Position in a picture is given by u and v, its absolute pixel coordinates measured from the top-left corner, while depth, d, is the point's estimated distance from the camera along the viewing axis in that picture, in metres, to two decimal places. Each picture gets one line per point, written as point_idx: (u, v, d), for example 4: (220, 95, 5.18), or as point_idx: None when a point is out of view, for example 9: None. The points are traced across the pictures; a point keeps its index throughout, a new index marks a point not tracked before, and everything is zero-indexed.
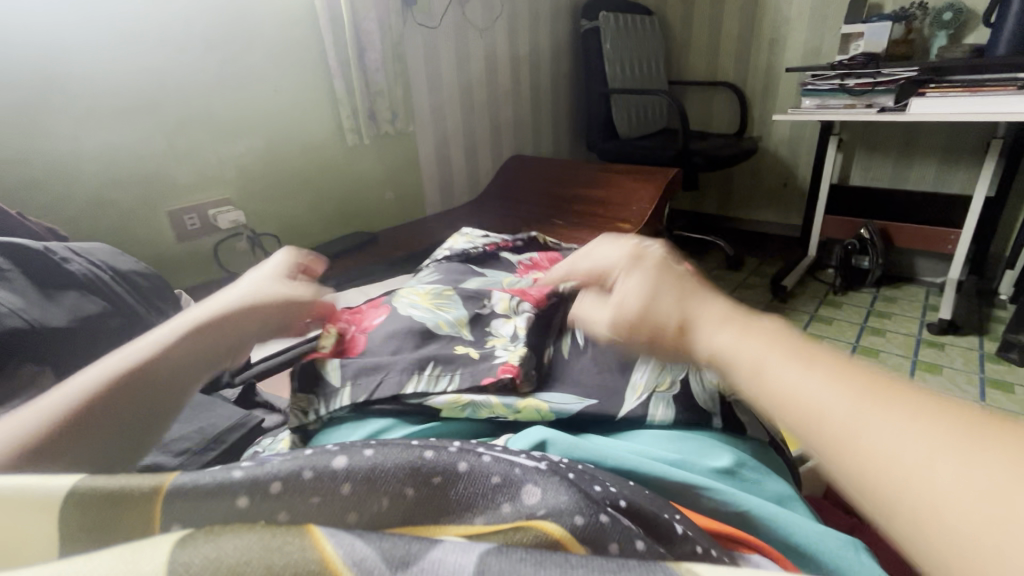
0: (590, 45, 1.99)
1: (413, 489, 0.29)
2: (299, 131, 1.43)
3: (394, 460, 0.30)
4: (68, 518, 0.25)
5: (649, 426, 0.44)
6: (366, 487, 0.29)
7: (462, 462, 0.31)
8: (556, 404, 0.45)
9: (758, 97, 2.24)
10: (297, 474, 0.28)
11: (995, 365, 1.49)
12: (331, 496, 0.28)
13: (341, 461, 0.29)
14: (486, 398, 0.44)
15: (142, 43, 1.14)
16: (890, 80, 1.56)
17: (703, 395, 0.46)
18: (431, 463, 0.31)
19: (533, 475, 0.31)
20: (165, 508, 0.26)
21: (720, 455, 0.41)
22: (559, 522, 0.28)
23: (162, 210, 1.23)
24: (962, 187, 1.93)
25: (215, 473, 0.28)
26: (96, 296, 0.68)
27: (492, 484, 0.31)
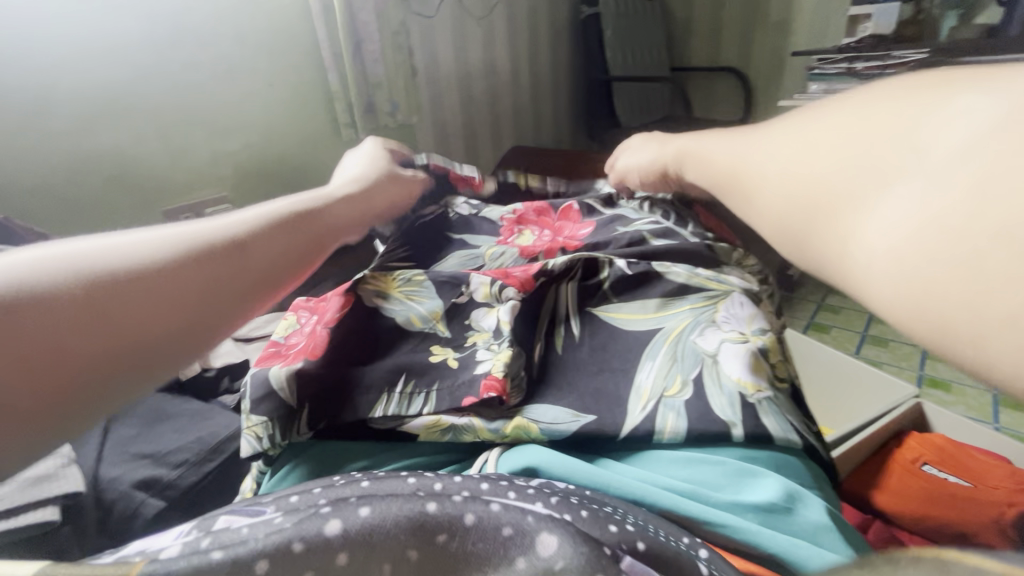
0: (590, 32, 1.95)
1: (417, 550, 0.27)
2: (296, 125, 1.40)
3: (391, 518, 0.27)
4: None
5: (659, 444, 0.40)
6: (364, 554, 0.26)
7: (469, 513, 0.29)
8: (547, 423, 0.42)
9: (763, 83, 2.20)
10: (285, 549, 0.26)
11: None
12: (327, 569, 0.26)
13: (334, 526, 0.27)
14: (468, 421, 0.42)
15: (131, 39, 1.12)
16: (900, 62, 1.51)
17: (718, 399, 0.41)
18: (435, 518, 0.28)
19: (546, 525, 0.28)
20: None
21: (746, 480, 0.37)
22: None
23: (159, 210, 1.22)
24: None
25: (189, 553, 0.25)
26: None
27: (503, 537, 0.28)
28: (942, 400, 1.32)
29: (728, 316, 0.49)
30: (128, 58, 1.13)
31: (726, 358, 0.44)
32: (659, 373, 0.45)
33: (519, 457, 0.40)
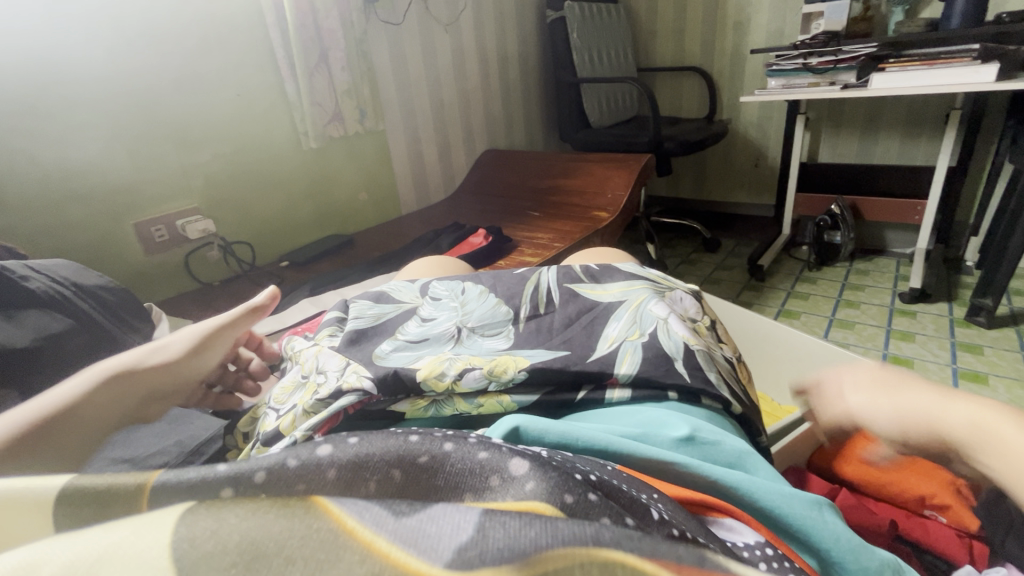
0: (556, 36, 1.99)
1: (400, 470, 0.30)
2: (263, 137, 1.40)
3: (380, 448, 0.31)
4: (60, 513, 0.26)
5: (612, 403, 0.46)
6: (352, 473, 0.29)
7: (448, 444, 0.33)
8: (518, 394, 0.46)
9: (725, 81, 2.27)
10: (282, 464, 0.29)
11: (965, 329, 1.54)
12: (317, 482, 0.28)
13: (325, 450, 0.30)
14: (449, 396, 0.45)
15: (90, 52, 1.09)
16: (852, 56, 1.59)
17: (667, 340, 0.49)
18: (417, 447, 0.32)
19: (518, 453, 0.32)
20: (151, 499, 0.27)
21: (677, 426, 0.41)
22: (547, 500, 0.29)
23: (127, 223, 1.19)
24: (924, 160, 1.98)
25: (198, 469, 0.28)
26: (59, 313, 0.65)
27: (479, 461, 0.32)
28: None
29: (676, 296, 0.56)
30: (93, 69, 1.10)
31: (675, 320, 0.51)
32: (626, 323, 0.52)
33: (500, 423, 0.40)
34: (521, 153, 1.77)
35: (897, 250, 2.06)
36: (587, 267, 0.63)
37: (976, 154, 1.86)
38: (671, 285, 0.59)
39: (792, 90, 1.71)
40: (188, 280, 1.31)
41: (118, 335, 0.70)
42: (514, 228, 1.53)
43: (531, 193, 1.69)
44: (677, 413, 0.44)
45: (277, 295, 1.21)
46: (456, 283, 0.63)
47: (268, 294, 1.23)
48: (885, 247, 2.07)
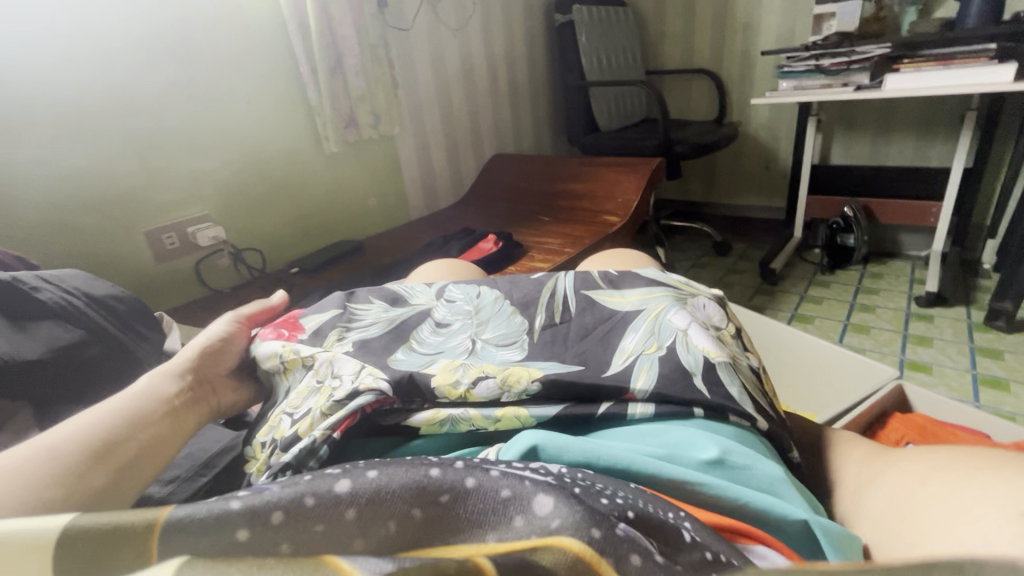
0: (564, 40, 1.98)
1: (420, 509, 0.30)
2: (274, 143, 1.41)
3: (398, 482, 0.31)
4: (63, 557, 0.25)
5: (632, 421, 0.44)
6: (370, 512, 0.30)
7: (470, 478, 0.32)
8: (536, 409, 0.44)
9: (735, 83, 2.25)
10: (299, 501, 0.29)
11: (983, 334, 1.51)
12: (335, 522, 0.29)
13: (343, 484, 0.30)
14: (464, 411, 0.44)
15: (103, 60, 1.10)
16: (865, 57, 1.57)
17: (685, 353, 0.48)
18: (437, 482, 0.31)
19: (543, 486, 0.31)
20: (161, 540, 0.26)
21: (706, 447, 0.40)
22: (575, 535, 0.28)
23: (138, 231, 1.20)
24: (939, 161, 1.95)
25: (213, 504, 0.28)
26: (70, 323, 0.65)
27: (502, 498, 0.31)
28: (924, 382, 1.35)
29: (697, 305, 0.54)
30: (104, 78, 1.11)
31: (695, 330, 0.50)
32: (644, 335, 0.51)
33: (519, 441, 0.39)
34: (530, 158, 1.76)
35: (912, 252, 2.03)
36: (605, 273, 0.61)
37: (993, 155, 1.83)
38: (692, 292, 0.57)
39: (804, 92, 1.70)
40: (198, 286, 1.32)
41: (129, 345, 0.69)
42: (523, 233, 1.52)
43: (540, 198, 1.68)
44: (705, 431, 0.42)
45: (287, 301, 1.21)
46: (472, 288, 0.62)
47: None
48: (900, 250, 2.04)
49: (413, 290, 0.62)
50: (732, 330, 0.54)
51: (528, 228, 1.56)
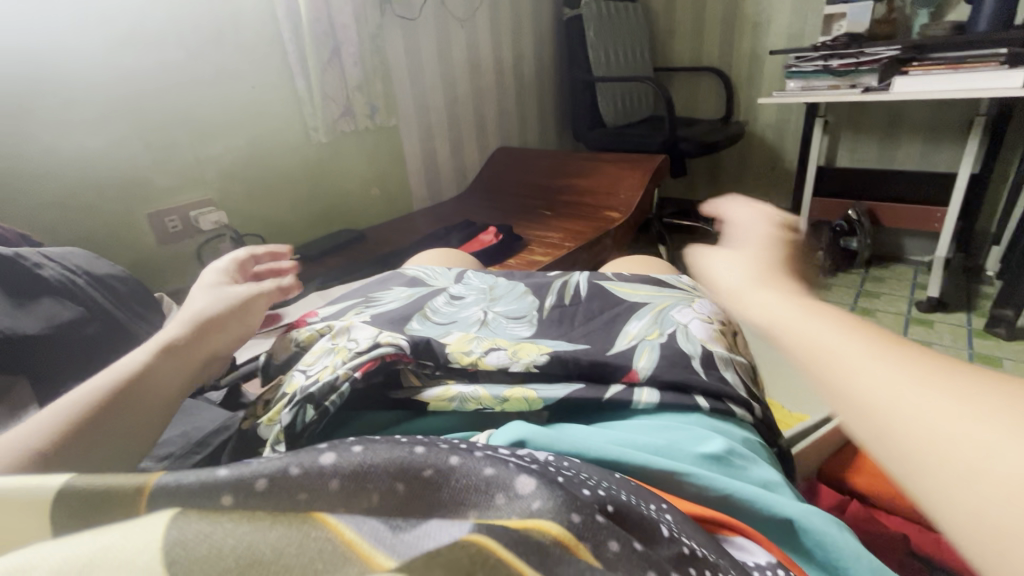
0: (572, 34, 1.97)
1: (403, 484, 0.30)
2: (278, 129, 1.41)
3: (382, 457, 0.31)
4: (58, 511, 0.27)
5: (635, 412, 0.44)
6: (354, 483, 0.30)
7: (454, 457, 0.32)
8: (546, 391, 0.44)
9: (743, 82, 2.24)
10: (283, 472, 0.29)
11: (982, 341, 1.50)
12: (318, 493, 0.29)
13: (328, 457, 0.31)
14: (474, 390, 0.44)
15: (106, 42, 1.10)
16: (873, 59, 1.55)
17: (685, 343, 0.49)
18: (422, 459, 0.31)
19: (525, 470, 0.32)
20: (149, 501, 0.27)
21: (708, 442, 0.40)
22: (556, 520, 0.28)
23: (141, 213, 1.20)
24: (946, 166, 1.94)
25: (199, 473, 0.29)
26: (71, 301, 0.66)
27: (485, 478, 0.31)
28: None
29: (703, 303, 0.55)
30: (109, 59, 1.11)
31: (695, 326, 0.51)
32: (649, 323, 0.52)
33: (506, 432, 0.40)
34: (535, 152, 1.76)
35: (915, 257, 2.02)
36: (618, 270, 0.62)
37: (1000, 161, 1.82)
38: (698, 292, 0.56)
39: (811, 92, 1.68)
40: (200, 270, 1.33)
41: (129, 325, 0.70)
42: (525, 226, 1.52)
43: (543, 192, 1.68)
44: (706, 426, 0.43)
45: None
46: (489, 278, 0.64)
47: None
48: (903, 254, 2.04)
49: (435, 274, 0.65)
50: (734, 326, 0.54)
51: (530, 221, 1.56)
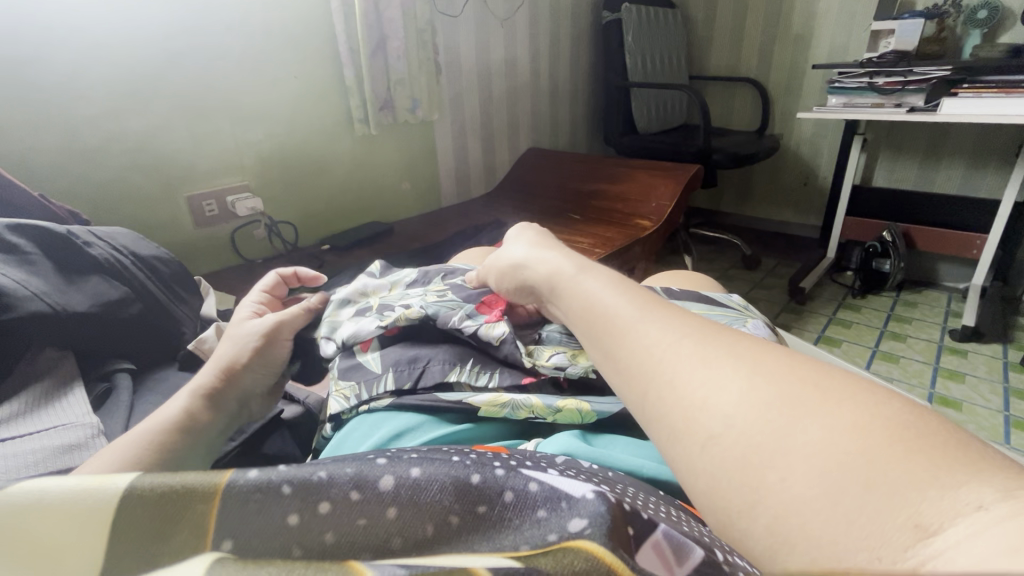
0: (610, 38, 1.95)
1: (457, 517, 0.30)
2: (317, 120, 1.42)
3: (437, 483, 0.30)
4: (120, 522, 0.26)
5: None
6: (410, 510, 0.29)
7: (508, 491, 0.31)
8: (598, 403, 0.44)
9: (780, 94, 2.20)
10: (345, 494, 0.29)
11: (1019, 374, 1.45)
12: (376, 520, 0.29)
13: (388, 480, 0.30)
14: (526, 398, 0.44)
15: (156, 25, 1.11)
16: (922, 78, 1.51)
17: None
18: (478, 490, 0.31)
19: (580, 507, 0.29)
20: (221, 507, 0.27)
21: None
22: (595, 538, 0.27)
23: (181, 195, 1.22)
24: (988, 192, 1.88)
25: (266, 476, 0.29)
26: (117, 281, 0.67)
27: (537, 518, 0.30)
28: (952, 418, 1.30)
29: (759, 325, 0.50)
30: (157, 42, 1.12)
31: None
32: None
33: (555, 443, 0.40)
34: (568, 155, 1.75)
35: (949, 283, 1.96)
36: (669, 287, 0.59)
37: None
38: (753, 314, 0.53)
39: (853, 109, 1.64)
40: (233, 255, 1.34)
41: (169, 307, 0.72)
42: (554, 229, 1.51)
43: (573, 195, 1.66)
44: None
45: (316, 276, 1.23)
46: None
47: None
48: (937, 280, 1.98)
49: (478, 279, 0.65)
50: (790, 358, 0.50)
51: (559, 224, 1.54)
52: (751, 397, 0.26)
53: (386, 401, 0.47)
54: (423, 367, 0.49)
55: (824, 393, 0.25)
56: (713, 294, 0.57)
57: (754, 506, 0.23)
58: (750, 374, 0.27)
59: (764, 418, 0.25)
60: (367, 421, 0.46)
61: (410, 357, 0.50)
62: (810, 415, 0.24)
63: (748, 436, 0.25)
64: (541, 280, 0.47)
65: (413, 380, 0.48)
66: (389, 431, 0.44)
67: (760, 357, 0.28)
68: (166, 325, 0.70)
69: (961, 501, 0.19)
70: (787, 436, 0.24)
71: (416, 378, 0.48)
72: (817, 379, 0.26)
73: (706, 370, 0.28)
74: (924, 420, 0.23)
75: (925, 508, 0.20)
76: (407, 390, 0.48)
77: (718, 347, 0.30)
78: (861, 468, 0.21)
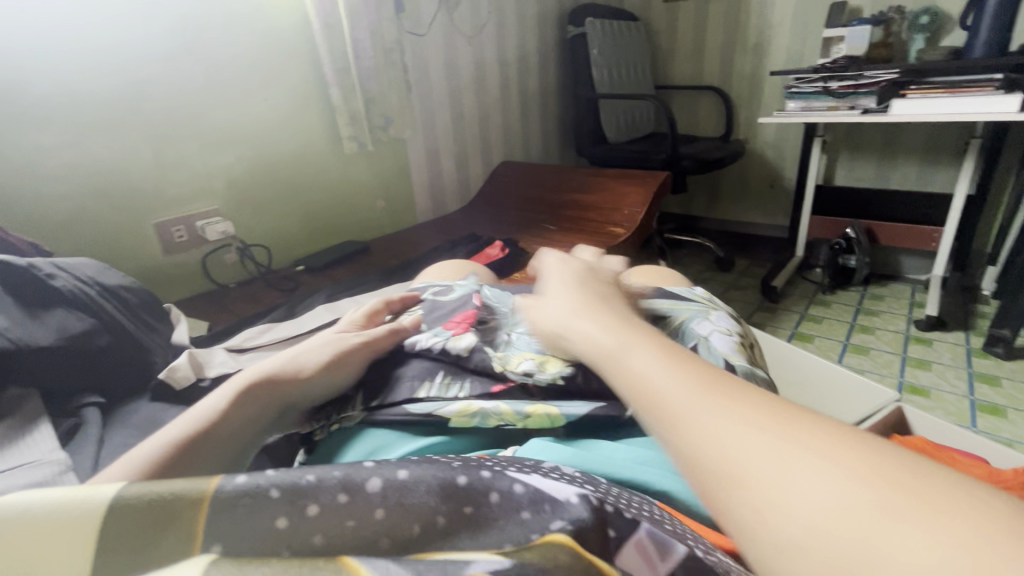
0: (576, 51, 1.99)
1: (444, 517, 0.30)
2: (290, 140, 1.42)
3: (425, 484, 0.30)
4: (109, 531, 0.25)
5: None
6: (398, 513, 0.29)
7: (494, 491, 0.31)
8: (568, 408, 0.44)
9: (742, 101, 2.27)
10: (333, 496, 0.29)
11: (982, 360, 1.51)
12: (365, 521, 0.29)
13: (376, 483, 0.30)
14: (495, 405, 0.44)
15: (121, 53, 1.10)
16: (873, 82, 1.58)
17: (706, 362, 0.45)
18: (464, 491, 0.31)
19: (564, 503, 0.30)
20: (210, 513, 0.27)
21: None
22: (571, 532, 0.28)
23: (149, 222, 1.20)
24: (942, 187, 1.98)
25: (254, 481, 0.28)
26: (83, 312, 0.65)
27: (522, 519, 0.30)
28: (922, 405, 1.35)
29: (722, 316, 0.52)
30: (120, 69, 1.11)
31: (718, 336, 0.48)
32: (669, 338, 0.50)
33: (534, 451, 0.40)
34: (540, 167, 1.77)
35: (913, 276, 2.04)
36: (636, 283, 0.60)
37: (997, 182, 1.84)
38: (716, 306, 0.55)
39: (811, 113, 1.71)
40: (206, 280, 1.32)
41: (139, 336, 0.70)
42: (530, 240, 1.53)
43: (548, 206, 1.68)
44: None
45: (292, 297, 1.22)
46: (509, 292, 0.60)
47: (283, 297, 1.24)
48: (901, 273, 2.06)
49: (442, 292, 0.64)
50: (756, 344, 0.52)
51: (535, 235, 1.56)
52: (777, 438, 0.26)
53: (358, 419, 0.48)
54: (394, 384, 0.49)
55: (856, 451, 0.25)
56: (677, 287, 0.59)
57: (772, 538, 0.24)
58: (781, 420, 0.27)
59: (789, 461, 0.25)
60: (343, 437, 0.47)
61: (383, 377, 0.50)
62: (830, 458, 0.25)
63: (776, 476, 0.25)
64: (546, 324, 0.44)
65: (382, 396, 0.48)
66: (365, 449, 0.45)
67: (790, 407, 0.29)
68: (137, 354, 0.68)
69: (985, 550, 0.20)
70: (817, 494, 0.24)
71: (385, 395, 0.48)
72: (837, 429, 0.27)
73: (731, 415, 0.28)
74: (969, 484, 0.23)
75: (953, 554, 0.20)
76: (377, 408, 0.48)
77: (741, 390, 0.30)
78: (901, 516, 0.22)
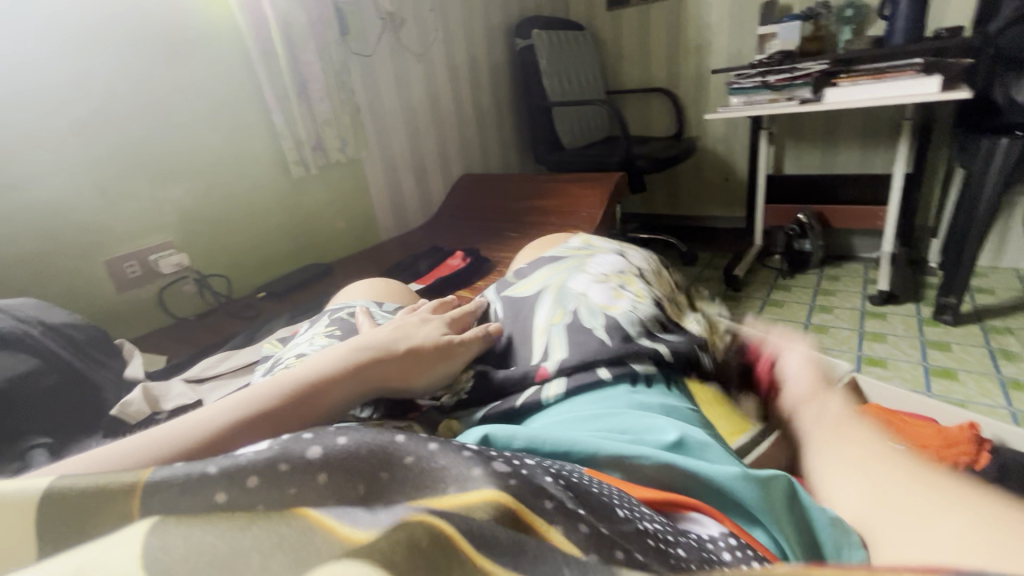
0: (526, 63, 2.05)
1: (386, 471, 0.31)
2: (243, 165, 1.41)
3: (364, 445, 0.32)
4: (45, 519, 0.26)
5: (547, 406, 0.45)
6: (342, 474, 0.30)
7: (432, 442, 0.32)
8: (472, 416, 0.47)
9: (691, 100, 2.36)
10: (273, 466, 0.30)
11: (933, 328, 1.58)
12: (308, 487, 0.30)
13: (315, 450, 0.31)
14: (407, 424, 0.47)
15: (57, 90, 1.09)
16: (806, 73, 1.66)
17: (587, 317, 0.49)
18: (402, 446, 0.32)
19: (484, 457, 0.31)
20: (143, 500, 0.27)
21: (667, 429, 0.39)
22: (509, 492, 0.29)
23: (99, 259, 1.18)
24: (882, 167, 2.08)
25: (190, 465, 0.29)
26: (25, 352, 0.64)
27: (464, 455, 0.31)
28: (880, 375, 1.41)
29: (594, 264, 0.58)
30: (60, 108, 1.09)
31: (593, 290, 0.52)
32: (553, 305, 0.53)
33: (473, 431, 0.41)
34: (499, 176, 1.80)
35: (865, 254, 2.13)
36: (518, 271, 0.65)
37: (930, 159, 1.95)
38: (588, 254, 0.61)
39: (753, 106, 1.77)
40: (163, 315, 1.30)
41: (88, 373, 0.69)
42: (493, 249, 1.55)
43: (508, 213, 1.71)
44: (662, 400, 0.43)
45: (255, 324, 1.20)
46: None
47: (246, 325, 1.22)
48: (854, 252, 2.15)
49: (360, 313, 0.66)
50: (636, 274, 0.59)
51: (499, 244, 1.58)
52: None
53: None
54: None
55: None
56: (555, 253, 0.64)
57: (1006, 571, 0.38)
58: None
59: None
60: None
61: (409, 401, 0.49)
62: None
63: None
64: None
65: None
66: None
67: None
68: (86, 391, 0.67)
69: None
70: None
71: None
72: None
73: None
74: None
75: None
76: None
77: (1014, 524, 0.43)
78: None
